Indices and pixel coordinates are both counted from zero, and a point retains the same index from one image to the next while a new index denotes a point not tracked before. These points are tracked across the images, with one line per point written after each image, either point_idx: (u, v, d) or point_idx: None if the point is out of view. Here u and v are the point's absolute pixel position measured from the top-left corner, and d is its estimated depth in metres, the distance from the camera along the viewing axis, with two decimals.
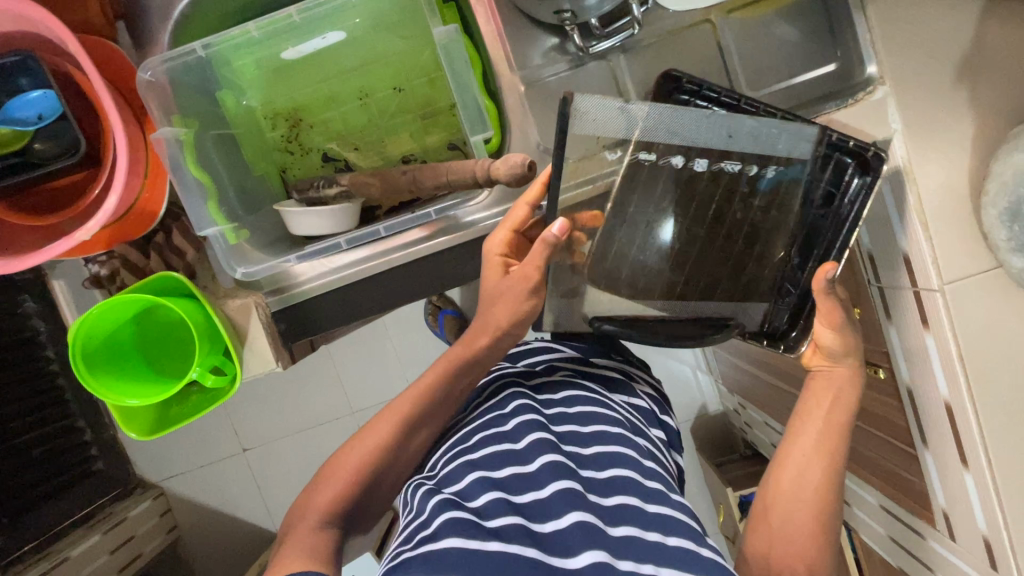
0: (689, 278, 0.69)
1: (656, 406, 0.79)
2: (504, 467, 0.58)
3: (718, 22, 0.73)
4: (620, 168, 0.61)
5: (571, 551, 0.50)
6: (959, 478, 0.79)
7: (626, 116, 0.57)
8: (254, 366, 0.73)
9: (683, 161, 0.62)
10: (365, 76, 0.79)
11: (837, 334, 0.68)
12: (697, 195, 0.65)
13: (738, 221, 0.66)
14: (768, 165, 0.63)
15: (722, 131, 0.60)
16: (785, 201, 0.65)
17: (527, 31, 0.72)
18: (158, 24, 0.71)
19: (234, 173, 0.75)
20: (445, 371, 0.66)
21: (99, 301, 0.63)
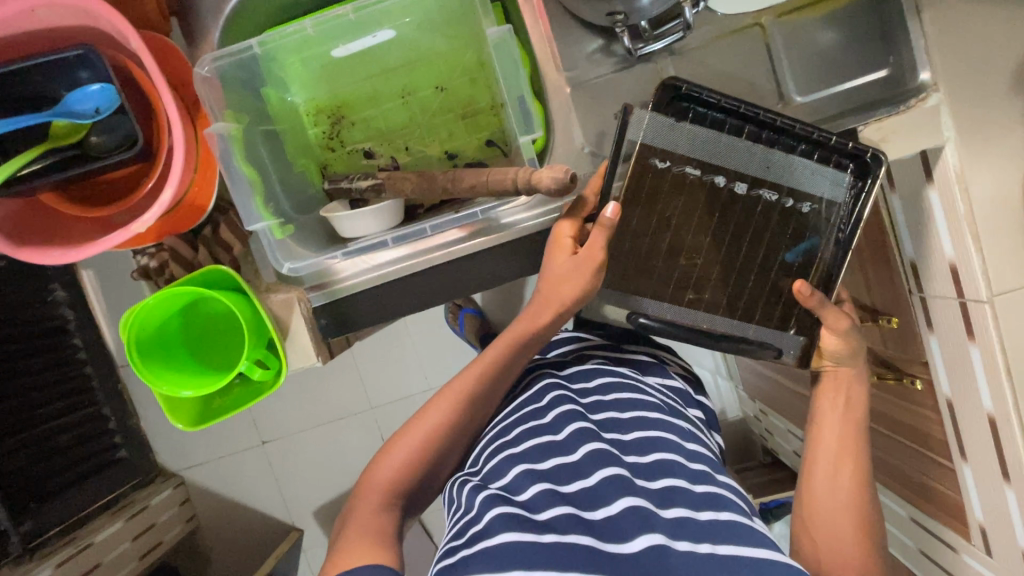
0: (702, 279, 0.70)
1: (691, 386, 0.79)
2: (548, 459, 0.58)
3: (769, 25, 0.72)
4: (661, 180, 0.67)
5: (625, 536, 0.50)
6: (1000, 492, 0.78)
7: (675, 132, 0.64)
8: (298, 358, 0.75)
9: (724, 182, 0.67)
10: (408, 74, 0.79)
11: (842, 339, 0.69)
12: (732, 214, 0.69)
13: (764, 244, 0.70)
14: (803, 201, 0.68)
15: (762, 161, 0.66)
16: (817, 234, 0.68)
17: (573, 32, 0.71)
18: (209, 20, 0.72)
19: (281, 172, 0.76)
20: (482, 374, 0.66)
21: (154, 292, 0.64)
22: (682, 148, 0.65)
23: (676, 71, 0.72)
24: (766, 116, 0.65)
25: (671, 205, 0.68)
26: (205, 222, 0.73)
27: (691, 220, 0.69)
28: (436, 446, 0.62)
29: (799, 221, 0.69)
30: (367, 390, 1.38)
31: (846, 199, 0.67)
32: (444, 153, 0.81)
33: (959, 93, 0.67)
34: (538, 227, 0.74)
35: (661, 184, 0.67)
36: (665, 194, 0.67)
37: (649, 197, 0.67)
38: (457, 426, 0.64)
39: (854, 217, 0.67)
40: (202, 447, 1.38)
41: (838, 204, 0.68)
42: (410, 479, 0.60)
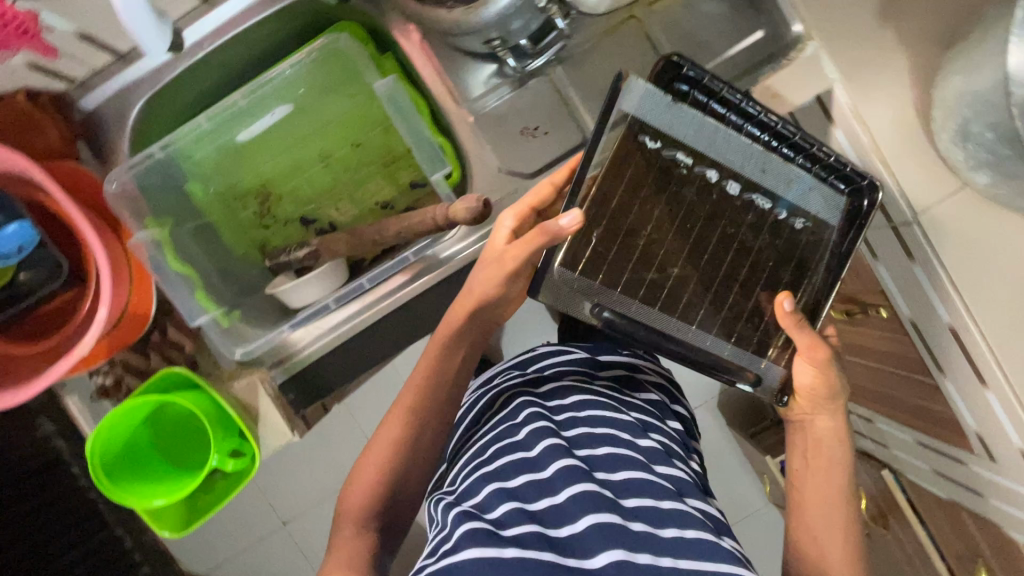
0: (677, 283, 0.61)
1: (666, 395, 0.80)
2: (518, 476, 0.59)
3: (643, 15, 0.76)
4: (651, 164, 0.58)
5: (590, 553, 0.51)
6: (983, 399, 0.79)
7: (674, 113, 0.57)
8: (271, 439, 0.74)
9: (715, 179, 0.60)
10: (321, 139, 0.81)
11: (816, 373, 0.64)
12: (721, 217, 0.62)
13: (750, 253, 0.63)
14: (796, 216, 0.63)
15: (760, 163, 0.61)
16: (803, 256, 0.64)
17: (463, 63, 0.75)
18: (115, 134, 0.74)
19: (219, 264, 0.78)
20: (424, 380, 0.66)
21: (108, 413, 0.64)
22: (680, 132, 0.58)
23: (569, 78, 0.75)
24: (767, 119, 0.62)
25: (657, 196, 0.59)
26: (151, 327, 0.73)
27: (679, 219, 0.60)
28: (397, 462, 0.63)
29: (793, 240, 0.64)
30: None
31: (835, 221, 0.65)
32: (377, 205, 0.83)
33: (832, 36, 0.70)
34: (475, 255, 0.75)
35: (651, 177, 0.58)
36: (650, 185, 0.58)
37: (630, 183, 0.57)
38: (420, 440, 0.65)
39: (842, 246, 0.65)
40: (223, 543, 1.36)
41: (827, 226, 0.64)
42: (382, 504, 0.62)
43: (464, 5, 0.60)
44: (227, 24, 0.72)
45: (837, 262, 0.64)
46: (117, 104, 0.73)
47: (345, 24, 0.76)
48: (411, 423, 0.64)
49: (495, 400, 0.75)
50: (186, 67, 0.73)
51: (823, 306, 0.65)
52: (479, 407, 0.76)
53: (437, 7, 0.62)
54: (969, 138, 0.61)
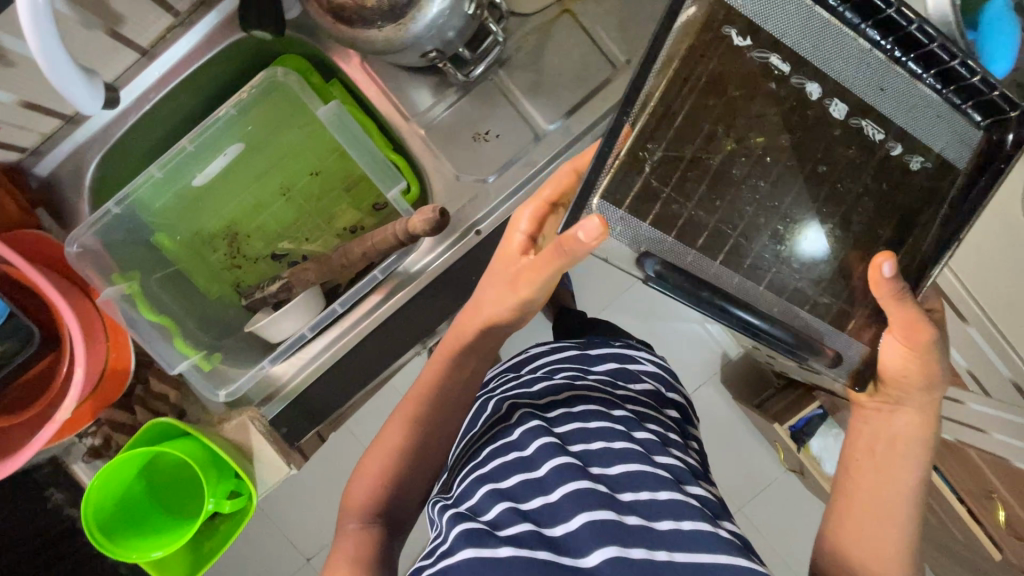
0: (743, 232, 0.44)
1: (661, 384, 0.79)
2: (512, 475, 0.59)
3: (576, 10, 0.76)
4: (730, 72, 0.42)
5: (583, 550, 0.51)
6: (965, 334, 0.80)
7: (767, 1, 0.40)
8: (268, 475, 0.73)
9: (816, 95, 0.43)
10: (279, 173, 0.82)
11: (905, 353, 0.49)
12: (812, 152, 0.44)
13: (853, 197, 0.46)
14: (913, 154, 0.45)
15: (879, 74, 0.43)
16: (918, 213, 0.46)
17: (406, 79, 0.76)
18: (73, 197, 0.75)
19: (195, 312, 0.78)
20: (416, 394, 0.65)
21: (97, 471, 0.64)
22: (784, 29, 0.41)
23: (512, 79, 0.76)
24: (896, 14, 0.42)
25: (732, 118, 0.42)
26: (133, 381, 0.74)
27: (761, 150, 0.44)
28: (397, 470, 0.63)
29: (901, 186, 0.46)
30: None
31: (964, 165, 0.46)
32: (343, 232, 0.83)
33: None
34: (444, 265, 0.75)
35: (731, 90, 0.42)
36: (723, 105, 0.42)
37: (696, 104, 0.41)
38: (421, 445, 0.64)
39: (965, 191, 0.46)
40: None
41: (953, 168, 0.46)
42: (381, 516, 0.62)
43: (394, 21, 0.61)
44: (169, 75, 0.73)
45: (960, 220, 0.46)
46: (71, 167, 0.74)
47: (288, 57, 0.77)
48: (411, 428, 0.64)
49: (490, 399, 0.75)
50: (135, 121, 0.74)
51: (931, 270, 0.47)
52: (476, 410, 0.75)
53: (368, 26, 0.61)
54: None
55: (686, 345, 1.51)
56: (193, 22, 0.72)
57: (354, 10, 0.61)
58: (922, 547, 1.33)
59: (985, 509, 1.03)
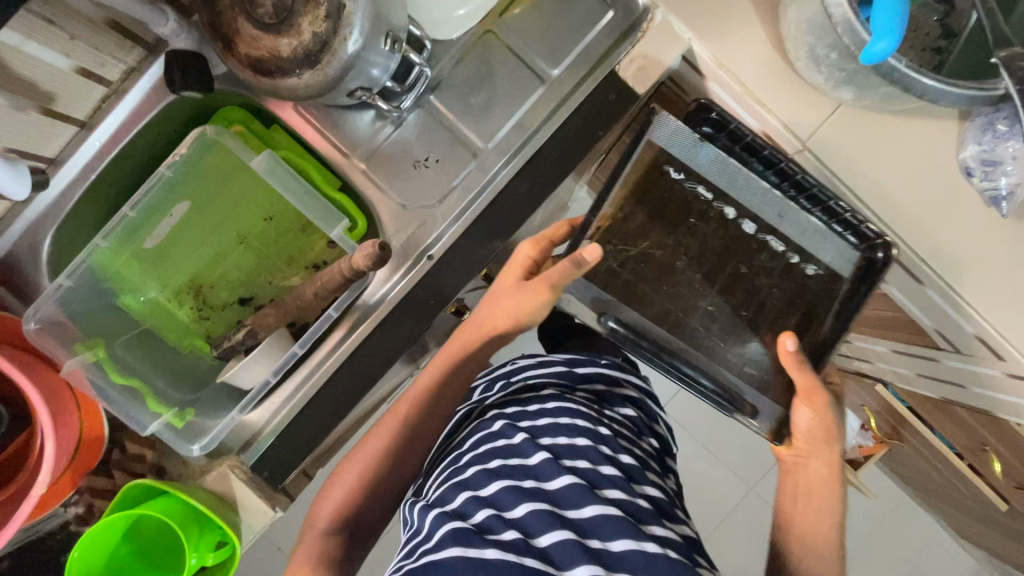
0: (682, 308, 0.60)
1: (647, 414, 0.72)
2: (496, 481, 0.53)
3: (497, 28, 0.78)
4: (675, 200, 0.60)
5: (568, 563, 0.46)
6: (925, 296, 0.69)
7: (697, 148, 0.60)
8: (255, 521, 0.74)
9: (732, 217, 0.62)
10: (234, 222, 0.83)
11: (814, 421, 0.59)
12: (736, 254, 0.62)
13: (761, 291, 0.61)
14: (808, 263, 0.62)
15: (778, 207, 0.62)
16: (816, 308, 0.61)
17: (341, 116, 0.78)
18: (32, 272, 0.76)
19: (167, 369, 0.80)
20: (399, 424, 0.66)
21: (75, 544, 0.65)
22: (707, 171, 0.60)
23: (445, 104, 0.78)
24: (789, 169, 0.62)
25: (677, 227, 0.60)
26: (110, 446, 0.75)
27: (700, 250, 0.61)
28: (361, 490, 0.65)
29: (802, 287, 0.62)
30: None
31: (850, 275, 0.61)
32: (310, 266, 0.84)
33: None
34: (402, 292, 0.75)
35: (678, 209, 0.60)
36: (672, 216, 0.60)
37: (653, 211, 0.60)
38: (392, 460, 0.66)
39: (854, 297, 0.61)
40: None
41: (842, 279, 0.62)
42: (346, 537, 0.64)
43: (311, 68, 0.62)
44: (109, 143, 0.75)
45: (849, 315, 0.59)
46: (27, 245, 0.76)
47: (227, 109, 0.78)
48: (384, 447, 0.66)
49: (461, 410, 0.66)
50: (82, 192, 0.75)
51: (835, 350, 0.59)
52: (443, 418, 0.67)
53: (287, 76, 0.62)
54: (819, 62, 0.60)
55: None
56: (126, 89, 0.74)
57: (271, 62, 0.62)
58: (938, 505, 1.32)
59: (983, 464, 1.01)
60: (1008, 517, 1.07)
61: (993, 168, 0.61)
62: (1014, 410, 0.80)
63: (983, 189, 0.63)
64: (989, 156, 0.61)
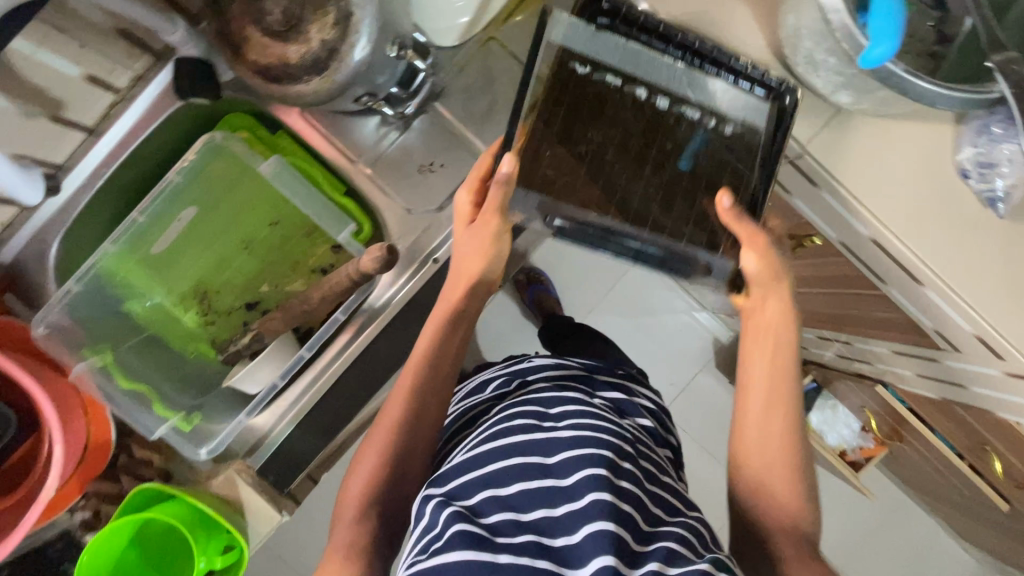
0: (621, 192, 0.56)
1: (659, 421, 0.76)
2: (514, 483, 0.55)
3: (502, 36, 0.78)
4: (583, 93, 0.55)
5: (581, 562, 0.48)
6: (923, 296, 0.69)
7: (597, 39, 0.54)
8: (261, 526, 0.74)
9: (645, 96, 0.56)
10: (241, 227, 0.84)
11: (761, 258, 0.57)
12: (657, 132, 0.56)
13: (689, 164, 0.57)
14: (724, 122, 0.56)
15: (685, 76, 0.55)
16: (736, 165, 0.57)
17: (347, 122, 0.79)
18: (39, 278, 0.77)
19: (173, 372, 0.80)
20: (394, 424, 0.61)
21: (84, 548, 0.65)
22: (605, 54, 0.55)
23: (450, 111, 0.79)
24: (686, 38, 0.55)
25: (596, 118, 0.56)
26: (116, 451, 0.75)
27: (625, 137, 0.56)
28: (386, 470, 0.61)
29: (723, 145, 0.57)
30: None
31: (770, 127, 0.56)
32: (316, 270, 0.85)
33: None
34: (408, 295, 0.76)
35: (592, 98, 0.56)
36: (586, 110, 0.56)
37: (568, 109, 0.56)
38: (410, 440, 0.62)
39: (773, 147, 0.55)
40: None
41: (759, 134, 0.56)
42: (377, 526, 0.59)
43: (318, 75, 0.62)
44: (116, 148, 0.75)
45: (772, 162, 0.55)
46: (33, 250, 0.76)
47: (233, 116, 0.79)
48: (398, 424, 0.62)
49: (486, 411, 0.71)
50: (91, 197, 0.76)
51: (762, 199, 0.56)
52: (464, 419, 0.71)
53: (295, 82, 0.63)
54: (816, 67, 0.61)
55: (675, 332, 1.64)
56: (133, 96, 0.74)
57: (279, 68, 0.63)
58: (939, 505, 1.33)
59: (983, 463, 1.02)
60: (1008, 517, 1.08)
61: (988, 170, 0.62)
62: (1013, 408, 0.81)
63: (979, 191, 0.64)
64: (984, 158, 0.62)
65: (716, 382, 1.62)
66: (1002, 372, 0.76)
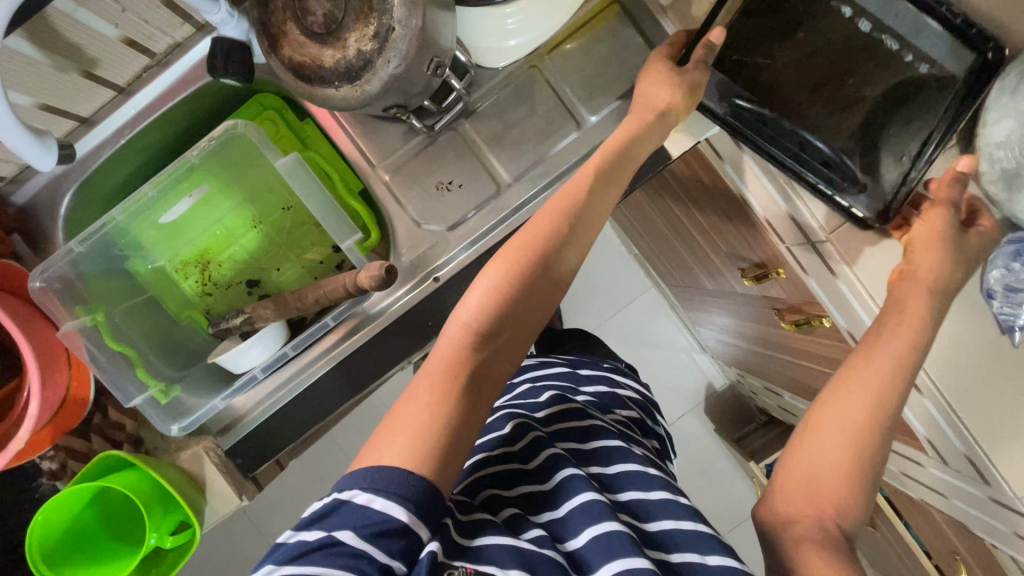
0: (789, 99, 0.62)
1: (643, 408, 0.88)
2: (519, 487, 0.60)
3: (543, 65, 0.77)
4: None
5: (594, 566, 0.52)
6: (921, 405, 0.67)
7: None
8: (219, 506, 0.74)
9: (850, 16, 0.59)
10: (255, 206, 0.85)
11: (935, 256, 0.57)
12: (847, 63, 0.59)
13: (869, 98, 0.59)
14: (919, 63, 0.56)
15: (895, 7, 0.56)
16: (918, 108, 0.57)
17: (374, 125, 0.78)
18: (48, 226, 0.77)
19: (161, 340, 0.81)
20: (563, 215, 0.57)
21: (40, 507, 0.67)
22: None
23: (479, 131, 0.77)
24: None
25: (799, 24, 0.61)
26: (92, 409, 0.76)
27: (806, 61, 0.61)
28: (510, 300, 0.53)
29: (909, 87, 0.57)
30: None
31: (965, 76, 0.54)
32: (324, 260, 0.85)
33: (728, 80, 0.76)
34: (405, 307, 0.77)
35: (783, 19, 0.62)
36: (780, 23, 0.62)
37: (775, 10, 0.62)
38: (545, 272, 0.55)
39: (968, 92, 0.54)
40: None
41: (953, 83, 0.55)
42: (471, 367, 0.51)
43: (350, 83, 0.61)
44: (144, 111, 0.76)
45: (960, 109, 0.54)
46: (47, 196, 0.77)
47: (265, 95, 0.80)
48: (544, 255, 0.55)
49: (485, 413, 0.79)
50: (108, 156, 0.76)
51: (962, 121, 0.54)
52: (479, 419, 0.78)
53: (326, 86, 0.63)
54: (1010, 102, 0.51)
55: (672, 371, 1.62)
56: (169, 63, 0.75)
57: (313, 69, 0.63)
58: None
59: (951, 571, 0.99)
60: None
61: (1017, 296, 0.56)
62: (988, 531, 0.80)
63: (999, 314, 0.58)
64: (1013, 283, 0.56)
65: (703, 429, 1.61)
66: (984, 496, 0.72)
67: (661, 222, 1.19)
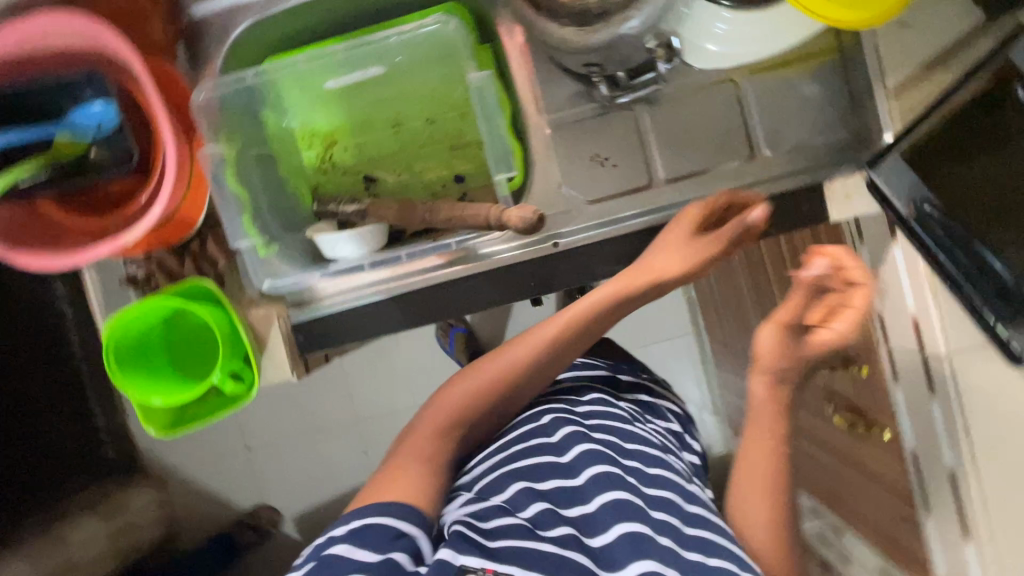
0: (979, 213, 0.60)
1: (684, 424, 0.88)
2: (549, 479, 0.64)
3: (741, 82, 0.74)
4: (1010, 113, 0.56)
5: (619, 564, 0.56)
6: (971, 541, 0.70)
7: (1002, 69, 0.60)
8: (272, 373, 0.76)
9: None
10: (399, 105, 0.83)
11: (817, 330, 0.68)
12: None
13: None
14: None
15: None
16: None
17: (555, 75, 0.75)
18: (212, 47, 0.77)
19: (270, 197, 0.78)
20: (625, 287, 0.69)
21: (129, 307, 0.69)
22: None
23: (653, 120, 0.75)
24: None
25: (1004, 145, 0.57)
26: (193, 235, 0.76)
27: (1001, 181, 0.58)
28: (534, 362, 0.69)
29: None
30: (354, 404, 1.50)
31: None
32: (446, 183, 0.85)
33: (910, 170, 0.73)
34: (512, 260, 0.76)
35: (995, 134, 0.58)
36: (989, 139, 0.58)
37: (988, 123, 0.58)
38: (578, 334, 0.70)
39: None
40: (189, 452, 1.48)
41: None
42: (478, 412, 0.68)
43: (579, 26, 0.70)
44: None
45: None
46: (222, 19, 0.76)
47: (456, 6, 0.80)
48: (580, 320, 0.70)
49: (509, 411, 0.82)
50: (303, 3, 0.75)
51: None
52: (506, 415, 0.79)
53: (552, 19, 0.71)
54: None
55: None
56: None
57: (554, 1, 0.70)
58: None
59: None
60: None
61: None
62: None
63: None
64: None
65: None
66: None
67: (745, 276, 1.20)
